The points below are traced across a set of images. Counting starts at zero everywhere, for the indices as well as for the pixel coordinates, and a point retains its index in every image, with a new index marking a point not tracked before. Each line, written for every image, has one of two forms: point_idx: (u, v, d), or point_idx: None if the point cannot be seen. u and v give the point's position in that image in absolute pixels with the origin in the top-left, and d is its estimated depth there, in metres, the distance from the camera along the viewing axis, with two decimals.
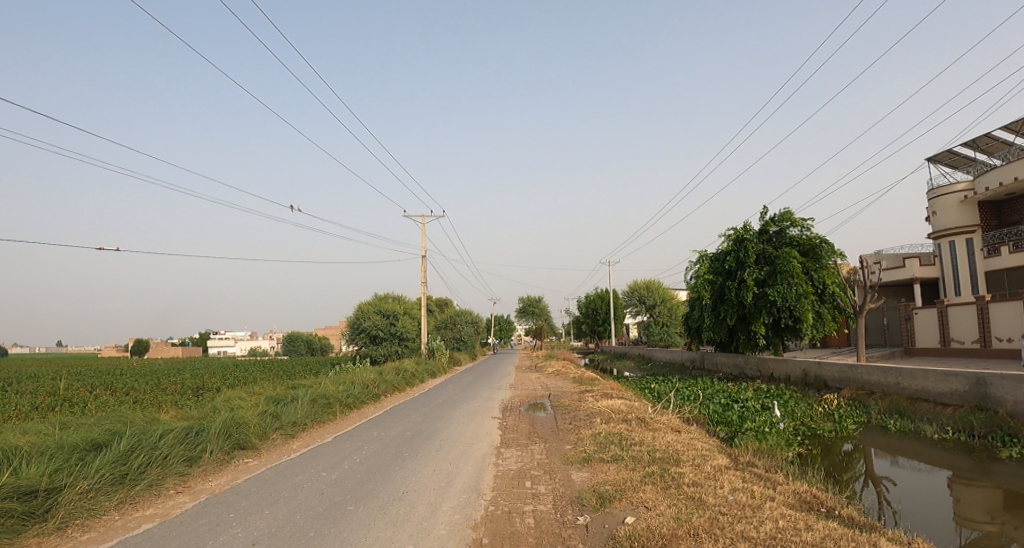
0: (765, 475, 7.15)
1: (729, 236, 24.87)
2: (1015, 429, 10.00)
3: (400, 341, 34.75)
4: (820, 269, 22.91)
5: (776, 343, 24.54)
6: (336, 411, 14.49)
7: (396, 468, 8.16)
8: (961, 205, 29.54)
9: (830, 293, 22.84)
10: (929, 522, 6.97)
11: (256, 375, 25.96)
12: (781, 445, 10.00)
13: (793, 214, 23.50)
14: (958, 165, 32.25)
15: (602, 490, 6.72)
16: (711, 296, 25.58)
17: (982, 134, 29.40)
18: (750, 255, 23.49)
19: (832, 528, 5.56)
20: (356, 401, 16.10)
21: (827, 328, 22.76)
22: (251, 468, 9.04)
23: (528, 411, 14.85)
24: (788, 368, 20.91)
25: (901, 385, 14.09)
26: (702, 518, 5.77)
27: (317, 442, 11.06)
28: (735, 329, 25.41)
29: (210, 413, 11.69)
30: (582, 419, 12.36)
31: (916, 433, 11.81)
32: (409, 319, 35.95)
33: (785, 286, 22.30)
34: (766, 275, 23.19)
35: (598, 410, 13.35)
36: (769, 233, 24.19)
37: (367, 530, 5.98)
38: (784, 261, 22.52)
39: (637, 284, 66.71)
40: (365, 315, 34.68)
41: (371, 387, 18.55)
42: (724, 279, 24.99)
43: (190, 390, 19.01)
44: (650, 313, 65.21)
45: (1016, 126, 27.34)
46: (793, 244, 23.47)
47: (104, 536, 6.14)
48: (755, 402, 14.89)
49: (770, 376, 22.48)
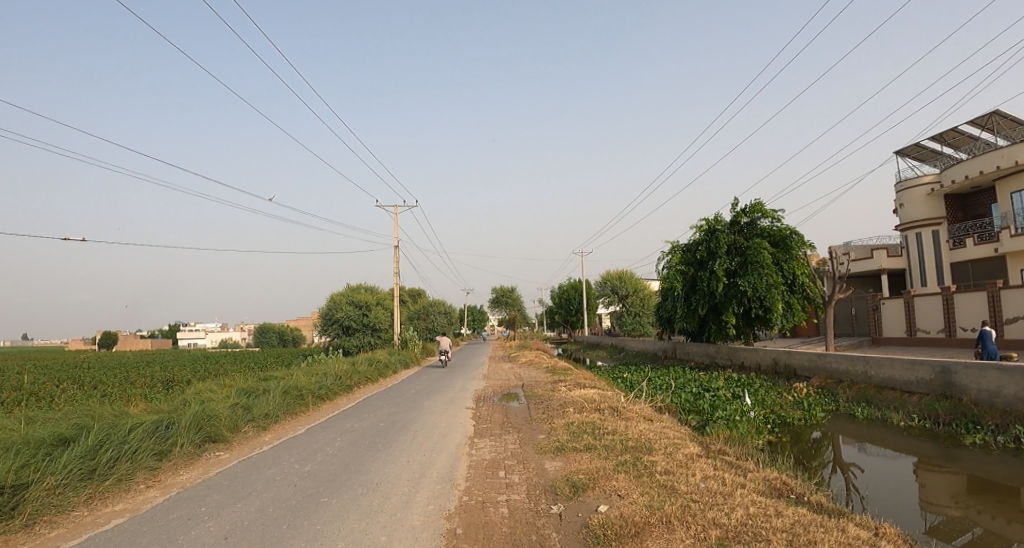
0: (736, 463, 7.24)
1: (700, 227, 25.07)
2: (979, 416, 10.27)
3: (373, 332, 34.53)
4: (790, 260, 23.24)
5: (747, 332, 24.87)
6: (309, 402, 14.41)
7: (370, 459, 8.12)
8: (927, 198, 30.19)
9: (799, 284, 23.23)
10: (896, 508, 7.13)
11: (226, 367, 25.56)
12: (752, 433, 10.14)
13: (764, 205, 23.75)
14: (925, 158, 32.90)
15: (575, 480, 6.74)
16: (683, 286, 25.81)
17: (949, 129, 29.94)
18: (722, 246, 23.66)
19: (801, 514, 5.69)
20: (329, 392, 16.02)
21: (797, 318, 23.23)
22: (223, 461, 8.91)
23: (501, 401, 14.90)
24: (758, 357, 21.20)
25: (869, 373, 14.37)
26: (675, 505, 5.84)
27: (290, 434, 10.97)
28: (707, 319, 25.71)
29: (180, 405, 11.46)
30: (556, 408, 12.41)
31: (883, 421, 12.05)
32: (383, 310, 35.69)
33: (756, 277, 22.59)
34: (737, 266, 23.42)
35: (571, 399, 13.42)
36: (740, 224, 24.38)
37: (340, 522, 5.94)
38: (755, 252, 22.78)
39: (610, 274, 66.93)
40: (338, 305, 34.48)
41: (344, 378, 18.42)
42: (696, 269, 25.21)
43: (159, 383, 18.76)
44: (623, 303, 65.79)
45: (983, 121, 27.88)
46: (764, 235, 23.73)
47: (72, 533, 6.02)
48: (726, 391, 15.10)
49: (740, 365, 22.77)
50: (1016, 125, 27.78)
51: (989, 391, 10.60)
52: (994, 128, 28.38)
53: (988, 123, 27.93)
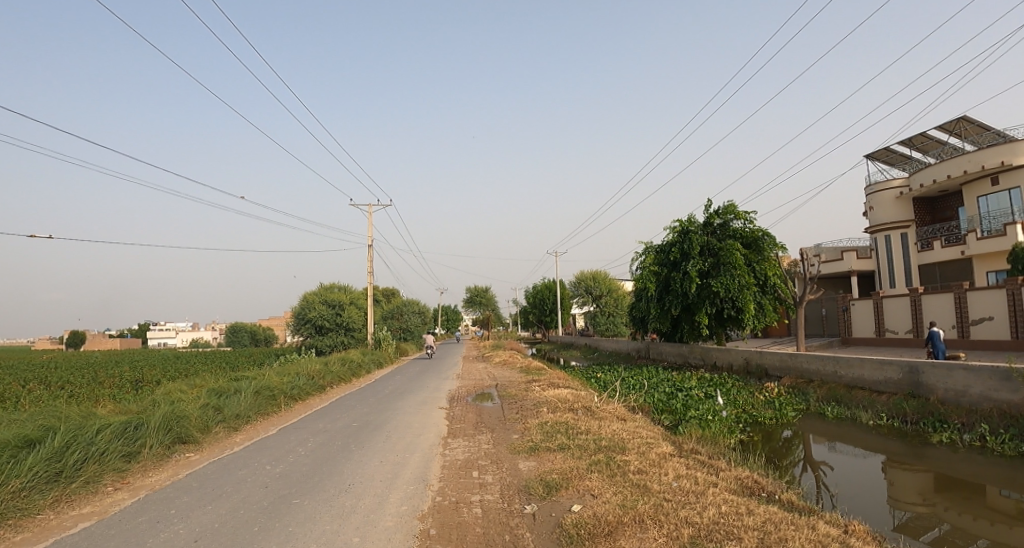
0: (708, 462, 7.31)
1: (674, 228, 25.22)
2: (945, 415, 10.50)
3: (346, 332, 34.34)
4: (762, 261, 23.57)
5: (719, 332, 25.11)
6: (281, 402, 14.24)
7: (343, 459, 8.05)
8: (897, 201, 30.86)
9: (771, 285, 23.60)
10: (864, 505, 7.26)
11: (197, 367, 25.12)
12: (723, 432, 10.24)
13: (737, 207, 24.02)
14: (894, 161, 33.55)
15: (549, 479, 6.75)
16: (656, 287, 25.95)
17: (918, 134, 30.58)
18: (695, 247, 23.86)
19: (773, 512, 5.77)
20: (300, 392, 15.85)
21: (769, 318, 23.60)
22: (193, 462, 8.77)
23: (474, 401, 14.85)
24: (730, 357, 21.45)
25: (839, 373, 14.60)
26: (648, 504, 5.88)
27: (262, 435, 10.85)
28: (680, 320, 25.91)
29: (149, 406, 11.24)
30: (529, 408, 12.42)
31: (853, 420, 12.26)
32: (356, 309, 35.51)
33: (728, 278, 22.86)
34: (710, 267, 23.63)
35: (544, 399, 13.44)
36: (712, 225, 24.60)
37: (313, 524, 5.88)
38: (728, 253, 23.04)
39: (584, 274, 67.32)
40: (311, 305, 34.16)
41: (317, 378, 18.24)
42: (669, 270, 25.38)
43: (127, 383, 18.35)
44: (597, 303, 66.12)
45: (951, 127, 28.53)
46: (736, 236, 24.00)
47: (38, 537, 5.87)
48: (699, 390, 15.25)
49: (713, 365, 23.02)
50: (982, 131, 28.49)
51: (956, 390, 10.83)
52: (962, 133, 29.06)
53: (956, 128, 28.59)
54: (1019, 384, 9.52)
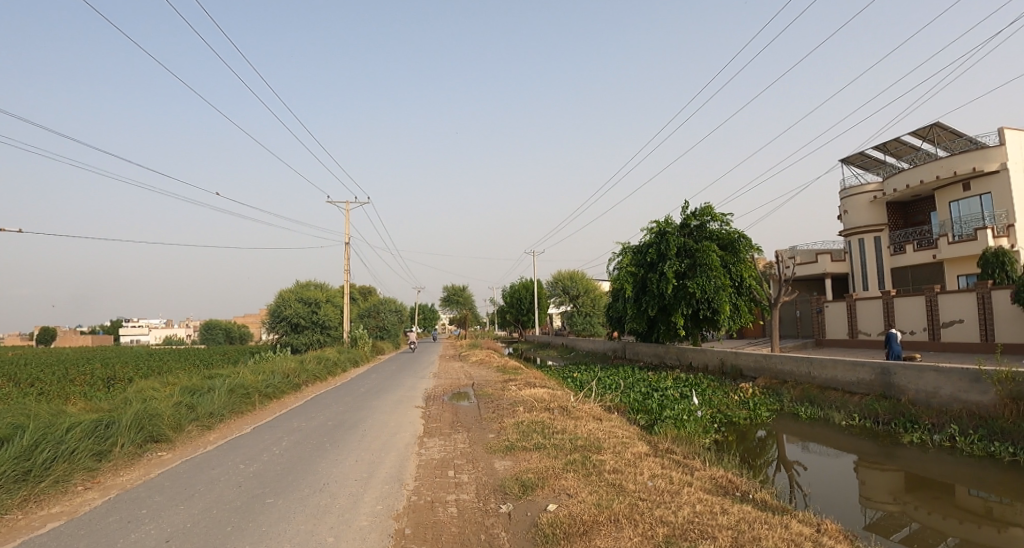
0: (683, 461, 7.36)
1: (651, 229, 25.30)
2: (916, 415, 10.70)
3: (322, 330, 34.15)
4: (738, 262, 23.83)
5: (695, 333, 25.32)
6: (255, 401, 14.09)
7: (317, 459, 7.98)
8: (870, 205, 31.42)
9: (746, 286, 23.89)
10: (836, 504, 7.38)
11: (170, 365, 24.76)
12: (698, 432, 10.34)
13: (714, 209, 24.20)
14: (869, 166, 34.10)
15: (525, 479, 6.76)
16: (633, 287, 26.06)
17: (893, 139, 31.10)
18: (672, 248, 23.99)
19: (747, 511, 5.83)
20: (276, 390, 15.69)
21: (744, 319, 23.90)
22: (165, 461, 8.65)
23: (451, 400, 14.83)
24: (705, 357, 21.65)
25: (812, 374, 14.80)
26: (623, 504, 5.91)
27: (236, 433, 10.74)
28: (656, 320, 26.05)
29: (121, 404, 11.04)
30: (506, 407, 12.43)
31: (826, 420, 12.44)
32: (332, 307, 35.33)
33: (704, 279, 23.06)
34: (686, 268, 23.80)
35: (521, 398, 13.44)
36: (689, 227, 24.77)
37: (286, 523, 5.83)
38: (704, 255, 23.24)
39: (561, 274, 67.57)
40: (286, 302, 33.83)
41: (292, 377, 18.09)
42: (646, 271, 25.51)
43: (98, 381, 18.03)
44: (574, 303, 66.41)
45: (925, 132, 29.06)
46: (713, 238, 24.21)
47: (5, 537, 5.75)
48: (674, 390, 15.37)
49: (689, 365, 23.20)
50: (955, 137, 29.06)
51: (926, 392, 11.03)
52: (935, 139, 29.62)
53: (929, 134, 29.13)
54: (988, 386, 9.76)
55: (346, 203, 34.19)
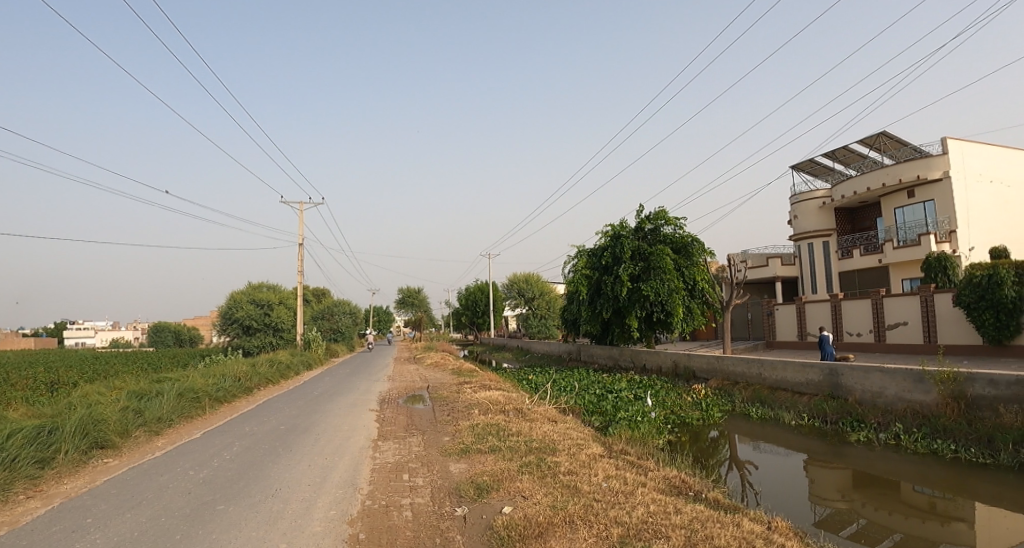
0: (637, 462, 7.47)
1: (606, 232, 25.54)
2: (862, 415, 11.07)
3: (274, 332, 33.64)
4: (691, 266, 24.33)
5: (648, 335, 25.61)
6: (206, 405, 13.75)
7: (269, 464, 7.83)
8: (819, 211, 32.36)
9: (699, 289, 24.41)
10: (785, 502, 7.57)
11: (116, 369, 23.92)
12: (652, 433, 10.49)
13: (667, 213, 24.58)
14: (818, 173, 35.16)
15: (481, 481, 6.77)
16: (588, 290, 26.26)
17: (841, 147, 32.13)
18: (626, 251, 24.29)
19: (699, 510, 5.95)
20: (226, 394, 15.33)
21: (697, 322, 24.41)
22: (112, 468, 8.39)
23: (407, 402, 14.76)
24: (659, 359, 21.97)
25: (762, 375, 15.16)
26: (578, 505, 5.97)
27: (185, 439, 10.50)
28: (610, 323, 26.31)
29: (63, 410, 10.64)
30: (462, 409, 12.46)
31: (777, 420, 12.77)
32: (286, 309, 34.80)
33: (658, 282, 23.44)
34: (640, 271, 24.13)
35: (476, 401, 13.45)
36: (643, 230, 25.13)
37: (238, 530, 5.72)
38: (658, 258, 23.62)
39: (516, 277, 67.85)
40: (238, 304, 33.14)
41: (244, 380, 17.74)
42: (600, 274, 25.75)
43: (41, 386, 17.31)
44: (529, 306, 66.77)
45: (872, 141, 30.10)
46: (667, 242, 24.62)
47: None
48: (628, 392, 15.57)
49: (642, 367, 23.51)
50: (900, 146, 30.18)
51: (872, 392, 11.43)
52: (881, 148, 30.71)
53: (876, 143, 30.19)
54: (930, 386, 10.17)
55: (299, 204, 33.75)
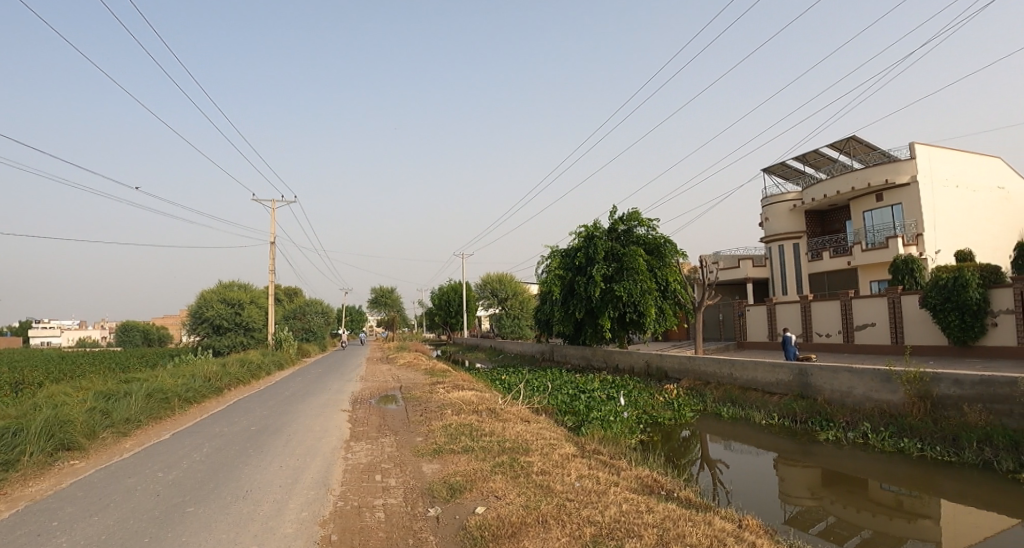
0: (610, 462, 7.53)
1: (580, 232, 25.63)
2: (831, 414, 11.28)
3: (245, 332, 33.27)
4: (663, 267, 24.59)
5: (621, 336, 25.80)
6: (175, 406, 13.54)
7: (240, 465, 7.75)
8: (790, 213, 32.89)
9: (671, 290, 24.69)
10: (754, 500, 7.69)
11: (83, 369, 23.40)
12: (624, 433, 10.57)
13: (640, 214, 24.77)
14: (789, 175, 35.73)
15: (453, 481, 6.77)
16: (561, 290, 26.34)
17: (812, 151, 32.70)
18: (600, 252, 24.42)
19: (670, 509, 6.02)
20: (196, 394, 15.10)
21: (669, 322, 24.67)
22: (78, 470, 8.23)
23: (378, 403, 14.69)
24: (632, 359, 22.15)
25: (733, 375, 15.37)
26: (551, 504, 6.00)
27: (153, 440, 10.34)
28: (584, 323, 26.42)
29: (26, 411, 10.39)
30: (435, 409, 12.43)
31: (748, 420, 12.96)
32: (257, 309, 34.43)
33: (631, 283, 23.62)
34: (614, 271, 24.28)
35: (449, 401, 13.43)
36: (617, 231, 25.30)
37: (208, 532, 5.65)
38: (631, 259, 23.80)
39: (489, 277, 67.79)
40: (209, 304, 32.74)
41: (213, 381, 17.49)
42: (574, 274, 25.83)
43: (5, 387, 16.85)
44: (501, 306, 66.81)
45: (841, 145, 30.69)
46: (640, 242, 24.82)
47: None
48: (601, 392, 15.67)
49: (615, 367, 23.66)
50: (869, 150, 30.84)
51: (840, 392, 11.66)
52: (851, 152, 31.33)
53: (845, 147, 30.79)
54: (896, 386, 10.41)
55: (272, 202, 33.35)
